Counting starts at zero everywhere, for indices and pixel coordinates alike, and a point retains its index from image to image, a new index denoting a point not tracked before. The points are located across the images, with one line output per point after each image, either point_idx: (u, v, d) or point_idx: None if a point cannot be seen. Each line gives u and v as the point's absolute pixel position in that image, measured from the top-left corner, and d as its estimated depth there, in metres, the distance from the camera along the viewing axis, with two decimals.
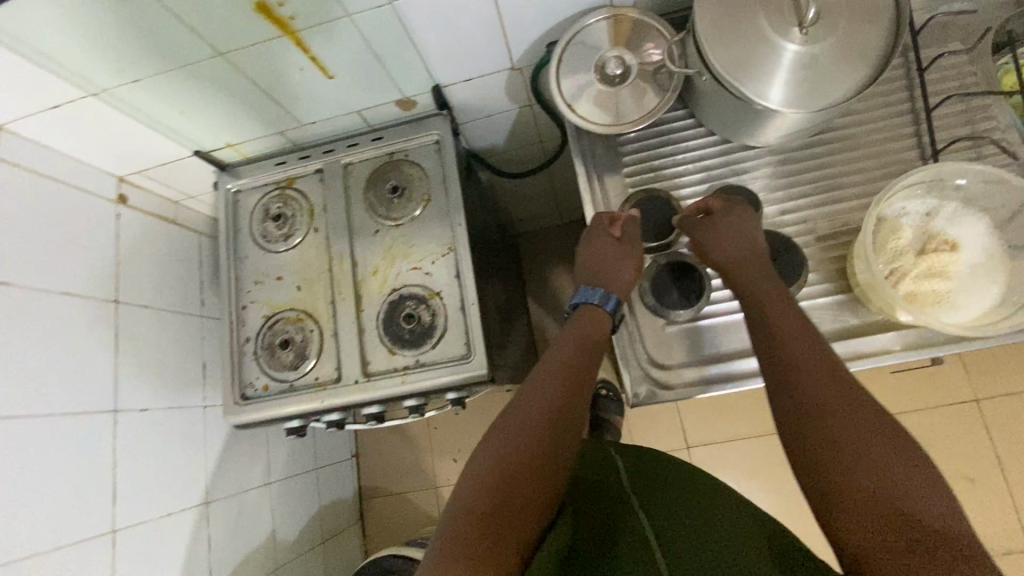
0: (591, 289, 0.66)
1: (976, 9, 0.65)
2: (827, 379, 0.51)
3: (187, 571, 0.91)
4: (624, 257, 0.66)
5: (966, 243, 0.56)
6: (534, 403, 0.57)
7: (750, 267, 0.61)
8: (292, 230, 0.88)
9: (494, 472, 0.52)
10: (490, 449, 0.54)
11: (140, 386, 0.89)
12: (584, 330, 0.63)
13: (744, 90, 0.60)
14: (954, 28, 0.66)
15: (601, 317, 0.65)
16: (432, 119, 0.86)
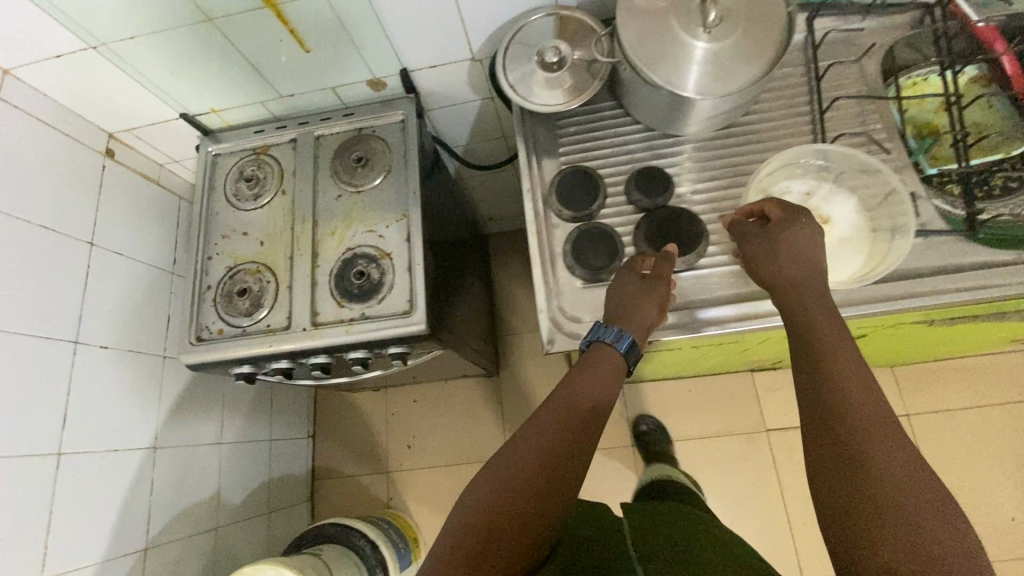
0: (604, 327, 0.66)
1: (862, 29, 0.78)
2: (868, 424, 0.48)
3: (127, 510, 0.94)
4: (647, 295, 0.67)
5: (836, 218, 0.68)
6: (546, 439, 0.56)
7: (802, 288, 0.59)
8: (263, 191, 0.95)
9: (489, 505, 0.51)
10: (492, 474, 0.54)
11: (103, 326, 0.94)
12: (597, 375, 0.62)
13: (654, 77, 0.69)
14: (844, 48, 0.78)
15: (616, 358, 0.64)
16: (400, 101, 0.96)
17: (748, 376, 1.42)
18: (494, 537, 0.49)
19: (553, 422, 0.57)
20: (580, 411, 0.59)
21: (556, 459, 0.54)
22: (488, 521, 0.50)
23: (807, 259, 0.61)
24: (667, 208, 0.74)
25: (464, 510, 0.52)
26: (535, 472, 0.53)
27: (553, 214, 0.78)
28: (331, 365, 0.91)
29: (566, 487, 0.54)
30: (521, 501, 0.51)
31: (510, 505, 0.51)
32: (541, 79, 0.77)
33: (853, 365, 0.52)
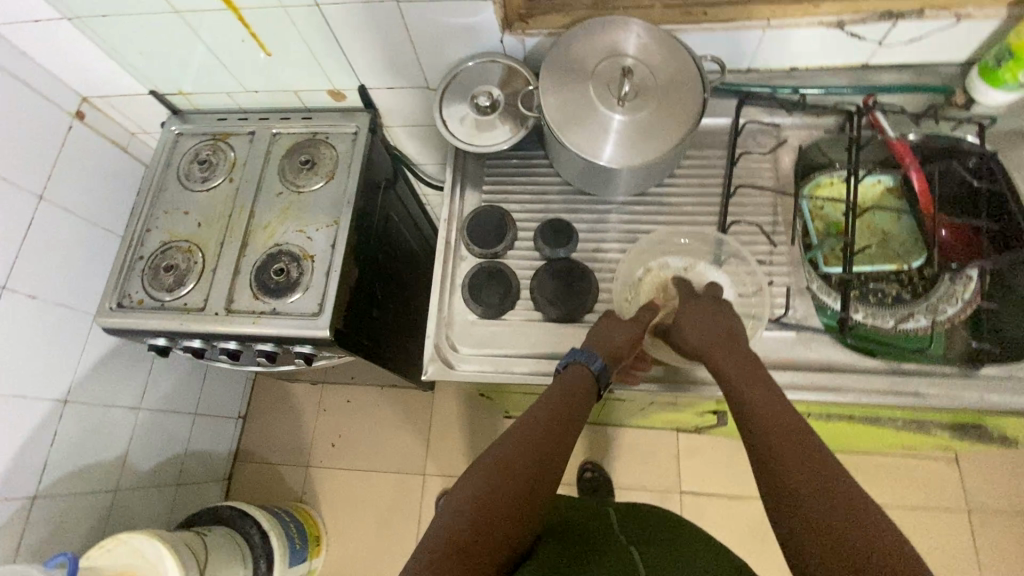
0: (580, 349, 0.69)
1: (779, 125, 0.83)
2: (793, 453, 0.54)
3: (20, 457, 0.96)
4: (624, 328, 0.70)
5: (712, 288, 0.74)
6: (521, 445, 0.60)
7: (722, 341, 0.65)
8: (212, 176, 1.00)
9: (472, 504, 0.55)
10: (475, 478, 0.57)
11: (34, 275, 0.97)
12: (569, 387, 0.66)
13: (562, 136, 0.71)
14: (760, 140, 0.83)
15: (587, 376, 0.67)
16: (357, 114, 1.01)
17: (670, 436, 1.46)
18: (481, 529, 0.53)
19: (526, 431, 0.62)
20: (557, 413, 0.63)
21: (533, 454, 0.59)
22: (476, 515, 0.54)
23: (718, 322, 0.66)
24: (565, 261, 0.78)
25: (453, 513, 0.54)
26: (517, 469, 0.58)
27: (463, 247, 0.82)
28: (239, 353, 0.94)
29: (541, 488, 0.59)
30: (507, 493, 0.56)
31: (495, 499, 0.55)
32: (472, 120, 0.82)
33: (770, 406, 0.59)
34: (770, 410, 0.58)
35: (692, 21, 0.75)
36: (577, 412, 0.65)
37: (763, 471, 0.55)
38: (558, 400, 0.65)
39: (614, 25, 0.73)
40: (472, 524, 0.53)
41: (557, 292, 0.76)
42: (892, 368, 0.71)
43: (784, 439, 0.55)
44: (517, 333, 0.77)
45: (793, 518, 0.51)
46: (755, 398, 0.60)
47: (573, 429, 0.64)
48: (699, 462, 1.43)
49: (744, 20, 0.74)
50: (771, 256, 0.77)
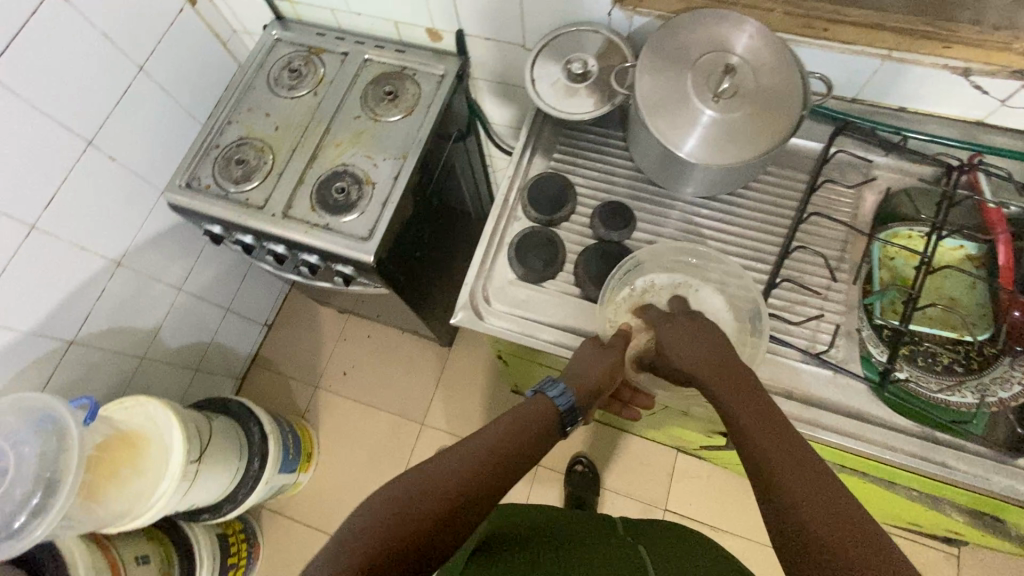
0: (553, 379, 0.67)
1: (870, 164, 0.80)
2: (783, 464, 0.53)
3: (67, 303, 1.02)
4: (599, 360, 0.68)
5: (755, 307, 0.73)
6: (459, 463, 0.57)
7: (711, 360, 0.63)
8: (299, 86, 1.02)
9: (385, 516, 0.51)
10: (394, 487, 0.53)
11: (118, 139, 1.02)
12: (535, 407, 0.65)
13: (649, 119, 0.70)
14: (847, 172, 0.81)
15: (550, 408, 0.65)
16: (448, 58, 1.01)
17: (669, 452, 1.45)
18: (389, 541, 0.50)
19: (466, 450, 0.58)
20: (528, 432, 0.62)
21: (482, 470, 0.57)
22: (397, 524, 0.51)
23: (707, 341, 0.64)
24: (614, 246, 0.77)
25: (362, 520, 0.51)
26: (446, 487, 0.54)
27: (519, 207, 0.82)
28: (285, 258, 0.98)
29: (466, 514, 0.55)
30: (423, 512, 0.52)
31: (411, 515, 0.52)
32: (563, 85, 0.81)
33: (761, 420, 0.57)
34: (764, 423, 0.57)
35: (809, 34, 0.72)
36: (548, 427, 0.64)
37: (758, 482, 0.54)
38: (516, 419, 0.63)
39: (728, 21, 0.71)
40: (379, 535, 0.49)
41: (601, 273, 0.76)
42: (923, 434, 0.68)
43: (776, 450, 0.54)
44: (552, 303, 0.77)
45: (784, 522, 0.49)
46: (746, 410, 0.58)
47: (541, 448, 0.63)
48: (691, 485, 1.42)
49: (866, 45, 0.70)
50: (828, 291, 0.74)
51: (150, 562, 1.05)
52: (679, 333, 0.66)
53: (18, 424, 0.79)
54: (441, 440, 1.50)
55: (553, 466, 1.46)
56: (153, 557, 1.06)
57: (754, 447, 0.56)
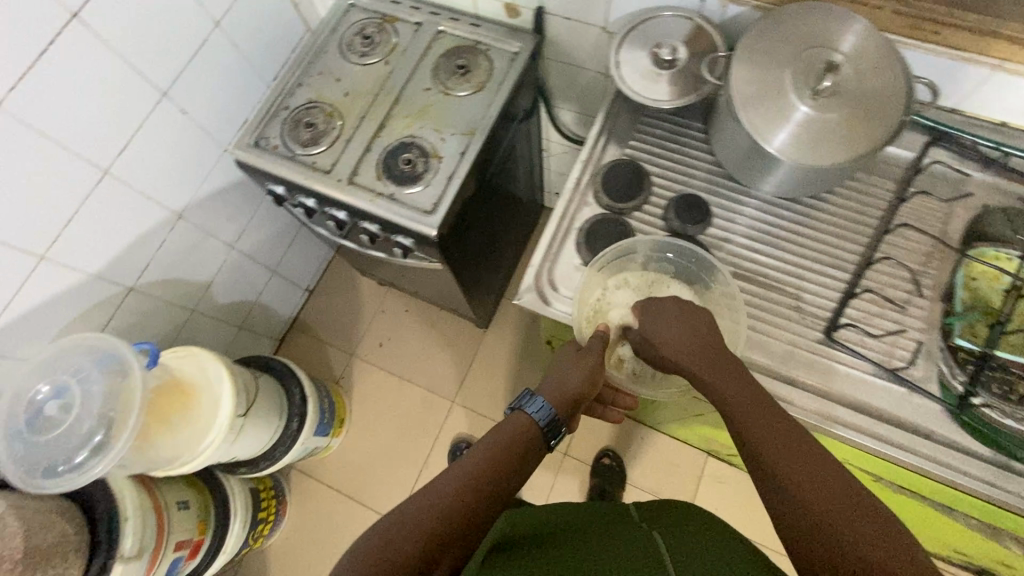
0: (529, 394, 0.67)
1: (964, 177, 0.76)
2: (783, 463, 0.54)
3: (131, 251, 1.03)
4: (578, 367, 0.69)
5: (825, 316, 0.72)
6: (447, 486, 0.59)
7: (702, 354, 0.64)
8: (371, 53, 1.02)
9: (378, 546, 0.53)
10: (387, 518, 0.56)
11: (189, 92, 1.03)
12: (515, 425, 0.65)
13: (741, 112, 0.68)
14: (938, 183, 0.77)
15: (530, 424, 0.65)
16: (524, 35, 0.99)
17: (699, 455, 1.44)
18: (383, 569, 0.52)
19: (455, 472, 0.60)
20: (516, 447, 0.63)
21: (471, 490, 0.59)
22: (390, 550, 0.53)
23: (694, 330, 0.65)
24: (686, 239, 0.75)
25: (358, 553, 0.53)
26: (435, 511, 0.56)
27: (591, 193, 0.80)
28: (345, 225, 0.99)
29: (460, 534, 0.57)
30: (414, 538, 0.54)
31: (402, 543, 0.54)
32: (648, 70, 0.78)
33: (759, 415, 0.58)
34: (765, 418, 0.58)
35: (918, 36, 0.69)
36: (531, 442, 0.65)
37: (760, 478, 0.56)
38: (503, 435, 0.64)
39: (834, 17, 0.68)
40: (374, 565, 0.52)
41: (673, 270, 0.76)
42: (997, 461, 0.66)
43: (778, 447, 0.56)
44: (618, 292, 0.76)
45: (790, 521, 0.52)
46: (744, 405, 0.59)
47: (526, 465, 0.64)
48: (719, 490, 1.40)
49: (979, 52, 0.67)
50: (908, 306, 0.71)
51: (190, 507, 1.08)
52: (666, 324, 0.66)
53: (84, 360, 0.81)
54: (470, 419, 1.51)
55: (580, 455, 1.47)
56: (193, 503, 1.10)
57: (754, 445, 0.57)
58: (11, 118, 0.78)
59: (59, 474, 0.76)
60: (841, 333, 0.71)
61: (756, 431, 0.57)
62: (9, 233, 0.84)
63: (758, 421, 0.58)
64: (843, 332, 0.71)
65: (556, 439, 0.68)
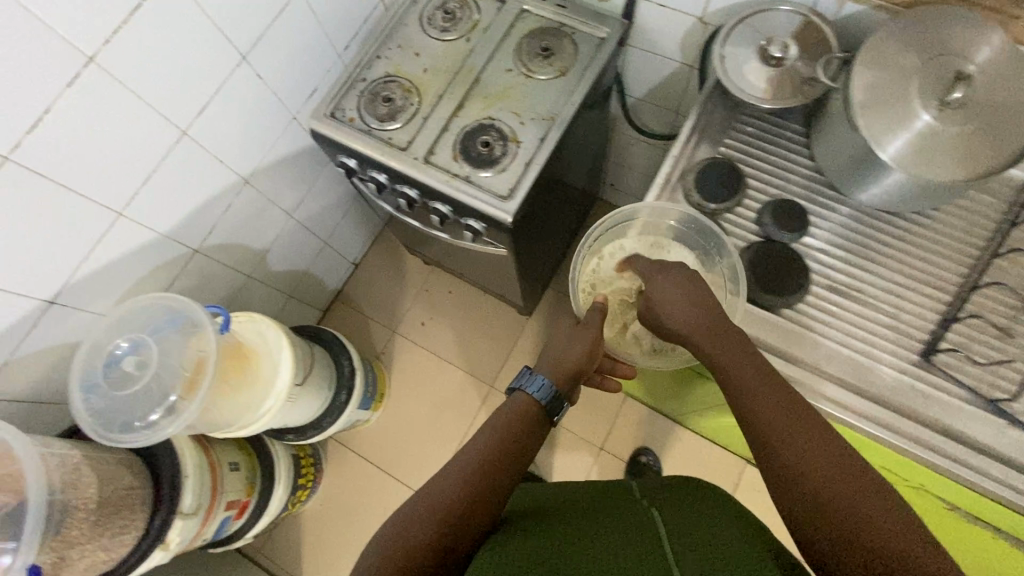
0: (528, 373, 0.78)
1: None
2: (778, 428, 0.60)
3: (199, 213, 1.03)
4: (576, 342, 0.80)
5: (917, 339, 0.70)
6: (459, 469, 0.68)
7: (706, 326, 0.71)
8: (452, 29, 0.99)
9: (404, 523, 0.62)
10: (408, 504, 0.65)
11: (267, 59, 1.01)
12: (518, 404, 0.75)
13: (860, 118, 0.65)
14: None
15: (532, 404, 0.75)
16: (611, 20, 0.96)
17: (736, 460, 1.43)
18: (410, 539, 0.60)
19: (463, 457, 0.70)
20: (517, 424, 0.73)
21: (479, 468, 0.68)
22: (417, 523, 0.61)
23: (701, 303, 0.72)
24: (782, 248, 0.72)
25: (386, 534, 0.61)
26: (450, 489, 0.65)
27: (680, 191, 0.78)
28: (416, 203, 0.98)
29: (477, 506, 0.65)
30: (434, 513, 0.63)
31: (425, 517, 0.62)
32: (753, 66, 0.75)
33: (757, 382, 0.64)
34: (762, 386, 0.64)
35: None
36: (533, 419, 0.74)
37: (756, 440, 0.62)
38: (503, 418, 0.74)
39: (969, 24, 0.64)
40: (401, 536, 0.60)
41: (766, 271, 0.72)
42: None
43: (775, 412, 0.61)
44: (703, 295, 0.74)
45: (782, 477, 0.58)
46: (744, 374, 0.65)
47: (528, 443, 0.72)
48: (754, 497, 1.39)
49: None
50: (1011, 334, 0.68)
51: (240, 469, 1.10)
52: (675, 300, 0.73)
53: (161, 316, 0.83)
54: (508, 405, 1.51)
55: (615, 450, 1.46)
56: (242, 465, 1.11)
57: (751, 411, 0.63)
58: (103, 72, 0.77)
59: (136, 429, 0.77)
60: (938, 357, 0.69)
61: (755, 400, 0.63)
62: (90, 187, 0.83)
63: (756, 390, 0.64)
64: (939, 356, 0.69)
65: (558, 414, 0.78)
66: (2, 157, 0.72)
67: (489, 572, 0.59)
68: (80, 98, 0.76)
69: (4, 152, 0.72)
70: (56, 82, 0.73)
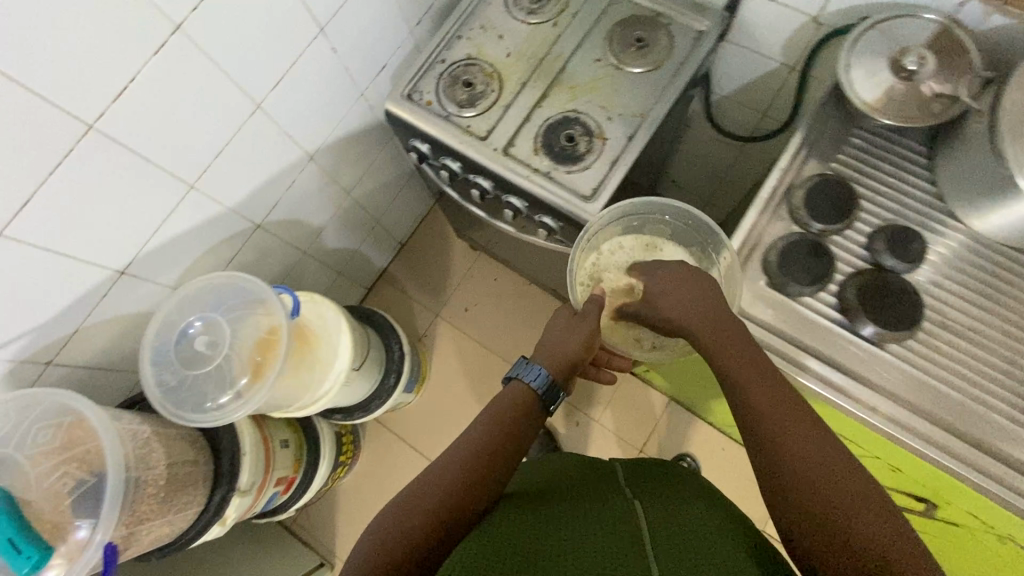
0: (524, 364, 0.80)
1: None
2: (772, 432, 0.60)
3: (263, 189, 1.01)
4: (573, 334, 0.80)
5: None
6: (457, 453, 0.72)
7: (704, 321, 0.69)
8: (539, 12, 0.94)
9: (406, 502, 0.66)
10: (411, 485, 0.69)
11: (344, 32, 0.97)
12: (517, 392, 0.78)
13: (1005, 146, 0.59)
14: None
15: (527, 393, 0.78)
16: (711, 12, 0.89)
17: None
18: (411, 516, 0.65)
19: (463, 441, 0.73)
20: (512, 411, 0.76)
21: (477, 453, 0.71)
22: (417, 504, 0.66)
23: (701, 296, 0.70)
24: (895, 278, 0.67)
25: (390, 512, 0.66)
26: (449, 471, 0.69)
27: (784, 207, 0.73)
28: (488, 195, 0.94)
29: (472, 488, 0.68)
30: (432, 494, 0.67)
31: (425, 499, 0.67)
32: (881, 77, 0.69)
33: (755, 380, 0.64)
34: (759, 384, 0.64)
35: None
36: (532, 407, 0.78)
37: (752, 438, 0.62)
38: (503, 407, 0.77)
39: None
40: (402, 515, 0.65)
41: (878, 303, 0.67)
42: None
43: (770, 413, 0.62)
44: (803, 321, 0.70)
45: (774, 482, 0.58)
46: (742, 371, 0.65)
47: (526, 431, 0.76)
48: None
49: None
50: None
51: (289, 446, 1.10)
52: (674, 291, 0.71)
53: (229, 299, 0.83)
54: None
55: (654, 453, 1.44)
56: (291, 442, 1.11)
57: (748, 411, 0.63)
58: (188, 40, 0.74)
59: (205, 410, 0.77)
60: None
61: (752, 398, 0.63)
62: (166, 159, 0.81)
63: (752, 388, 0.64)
64: None
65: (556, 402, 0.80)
66: (87, 125, 0.69)
67: (490, 538, 0.63)
68: (164, 66, 0.73)
69: (89, 120, 0.69)
70: (143, 49, 0.70)
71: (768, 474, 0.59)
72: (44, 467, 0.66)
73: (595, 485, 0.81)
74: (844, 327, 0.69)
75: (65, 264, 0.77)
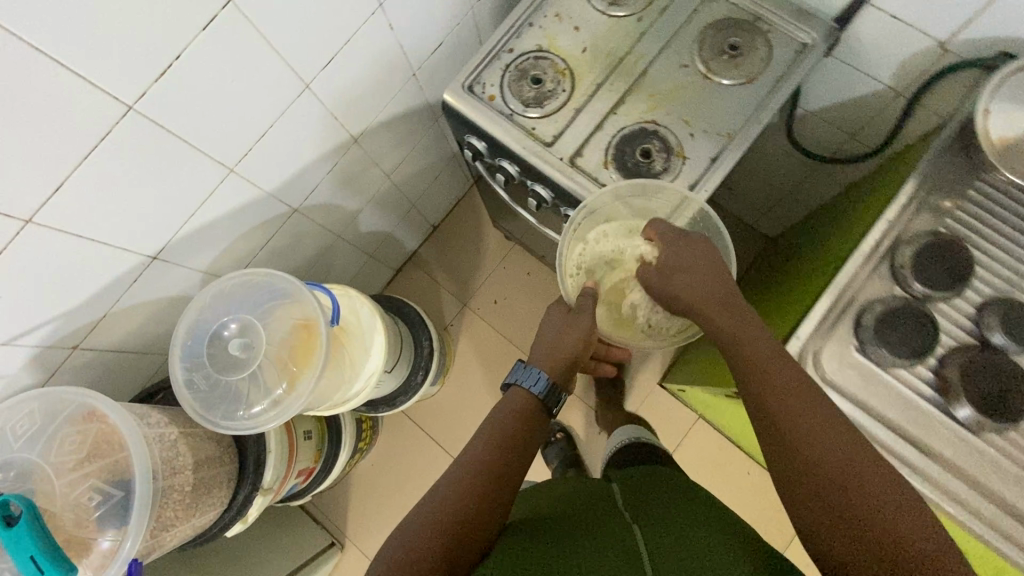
0: (522, 369, 0.79)
1: None
2: (785, 414, 0.60)
3: (302, 172, 0.94)
4: (571, 330, 0.80)
5: None
6: (469, 461, 0.69)
7: (714, 301, 0.72)
8: (623, 4, 0.84)
9: (426, 519, 0.63)
10: (427, 499, 0.66)
11: (404, 7, 0.87)
12: (518, 399, 0.77)
13: None
14: None
15: (530, 398, 0.77)
16: (817, 22, 0.79)
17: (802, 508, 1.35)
18: (432, 530, 0.61)
19: (473, 450, 0.71)
20: (516, 417, 0.75)
21: (490, 456, 0.70)
22: (438, 517, 0.62)
23: (713, 276, 0.73)
24: (1008, 361, 0.60)
25: (413, 524, 0.63)
26: (467, 479, 0.67)
27: (886, 264, 0.66)
28: (545, 204, 0.87)
29: (489, 492, 0.66)
30: (452, 504, 0.64)
31: (443, 511, 0.63)
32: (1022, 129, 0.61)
33: (766, 356, 0.64)
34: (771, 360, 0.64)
35: None
36: (534, 410, 0.77)
37: (764, 422, 0.62)
38: (508, 412, 0.76)
39: None
40: (423, 530, 0.62)
41: (989, 386, 0.59)
42: None
43: (783, 393, 0.61)
44: (892, 394, 0.64)
45: (793, 466, 0.58)
46: (756, 350, 0.65)
47: (532, 436, 0.74)
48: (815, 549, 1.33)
49: None
50: None
51: (311, 438, 1.07)
52: (687, 271, 0.74)
53: (258, 296, 0.79)
54: (573, 402, 1.45)
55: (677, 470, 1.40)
56: (314, 433, 1.09)
57: (759, 394, 0.63)
58: (240, 15, 0.66)
59: (239, 419, 0.73)
60: None
61: (764, 376, 0.63)
62: (206, 141, 0.75)
63: (764, 363, 0.64)
64: None
65: (557, 402, 0.79)
66: (126, 106, 0.63)
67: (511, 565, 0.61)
68: (212, 44, 0.66)
69: (129, 102, 0.63)
70: (191, 26, 0.63)
71: (785, 458, 0.59)
72: (70, 474, 0.63)
73: (592, 490, 0.82)
74: (937, 405, 0.63)
75: (93, 251, 0.72)
